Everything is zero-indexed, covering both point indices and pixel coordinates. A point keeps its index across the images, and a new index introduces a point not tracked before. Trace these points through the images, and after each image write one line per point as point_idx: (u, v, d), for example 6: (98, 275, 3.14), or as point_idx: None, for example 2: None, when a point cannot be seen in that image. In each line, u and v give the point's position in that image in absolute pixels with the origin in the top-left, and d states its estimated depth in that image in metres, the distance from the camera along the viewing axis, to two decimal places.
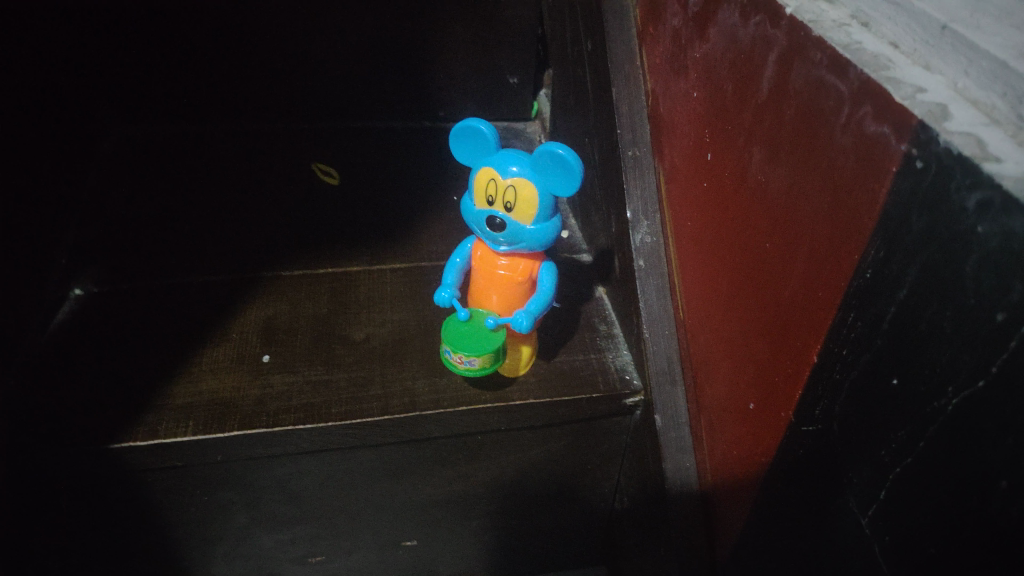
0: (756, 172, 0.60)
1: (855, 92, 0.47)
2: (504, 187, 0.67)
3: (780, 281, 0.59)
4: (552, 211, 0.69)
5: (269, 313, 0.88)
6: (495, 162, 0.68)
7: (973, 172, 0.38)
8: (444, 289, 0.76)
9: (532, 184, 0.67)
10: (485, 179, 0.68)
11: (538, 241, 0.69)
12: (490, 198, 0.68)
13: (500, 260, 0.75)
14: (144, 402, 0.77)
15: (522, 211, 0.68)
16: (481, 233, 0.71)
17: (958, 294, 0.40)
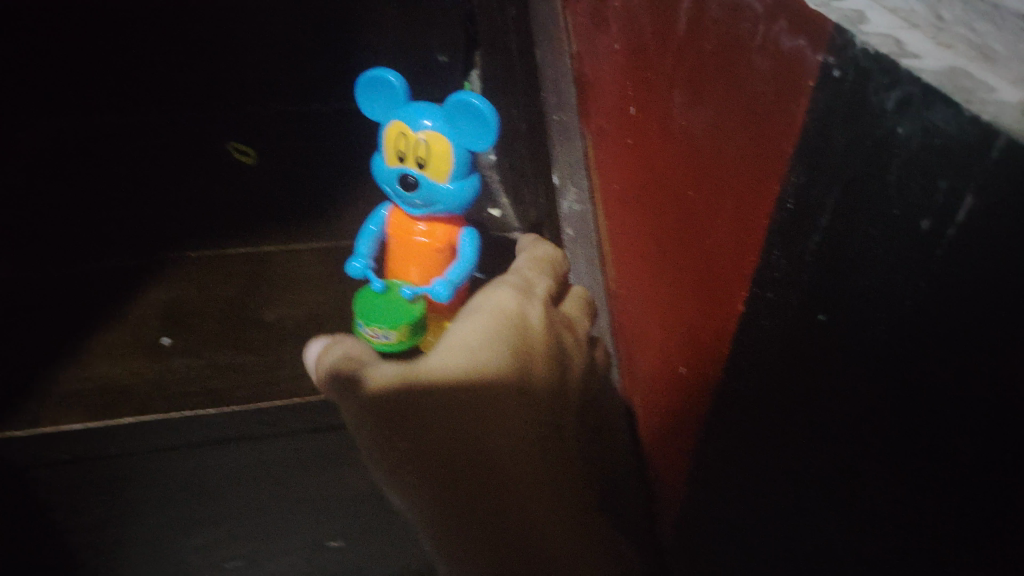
0: (678, 117, 0.57)
1: (771, 8, 0.44)
2: (416, 142, 0.63)
3: (704, 230, 0.56)
4: (468, 169, 0.65)
5: (174, 297, 0.82)
6: (406, 115, 0.64)
7: (892, 70, 0.35)
8: (356, 259, 0.72)
9: (445, 138, 0.63)
10: (396, 134, 0.64)
11: (454, 201, 0.65)
12: (401, 154, 0.64)
13: (417, 226, 0.71)
14: (27, 391, 0.69)
15: (435, 168, 0.64)
16: (395, 194, 0.67)
17: (884, 208, 0.37)
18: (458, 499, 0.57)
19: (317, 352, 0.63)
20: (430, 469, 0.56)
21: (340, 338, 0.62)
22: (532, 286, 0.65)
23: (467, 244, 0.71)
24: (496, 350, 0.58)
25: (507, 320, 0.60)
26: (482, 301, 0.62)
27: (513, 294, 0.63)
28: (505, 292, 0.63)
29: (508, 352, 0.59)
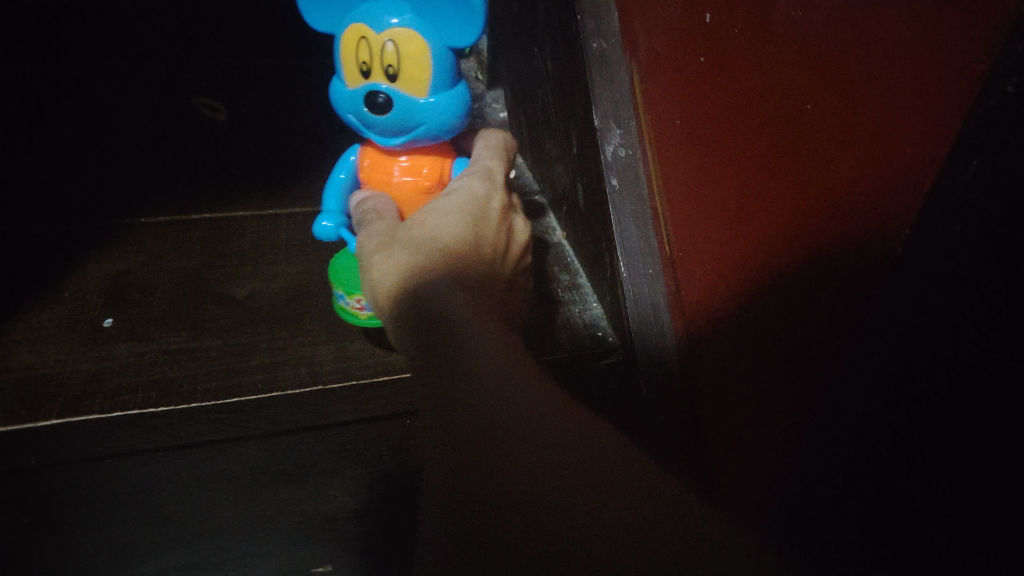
0: (790, 7, 0.42)
1: None
2: (382, 46, 0.54)
3: (831, 158, 0.41)
4: (450, 74, 0.56)
5: (119, 269, 0.66)
6: (363, 16, 0.54)
7: None
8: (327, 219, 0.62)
9: (419, 38, 0.54)
10: (354, 41, 0.55)
11: (437, 117, 0.57)
12: (364, 67, 0.55)
13: (398, 165, 0.62)
14: None
15: (411, 78, 0.55)
16: (363, 119, 0.57)
17: None
18: (444, 363, 0.45)
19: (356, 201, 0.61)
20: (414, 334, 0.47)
21: (369, 197, 0.60)
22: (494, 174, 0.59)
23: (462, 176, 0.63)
24: (454, 222, 0.52)
25: (466, 201, 0.55)
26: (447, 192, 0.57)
27: (474, 181, 0.57)
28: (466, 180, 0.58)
29: (470, 225, 0.53)
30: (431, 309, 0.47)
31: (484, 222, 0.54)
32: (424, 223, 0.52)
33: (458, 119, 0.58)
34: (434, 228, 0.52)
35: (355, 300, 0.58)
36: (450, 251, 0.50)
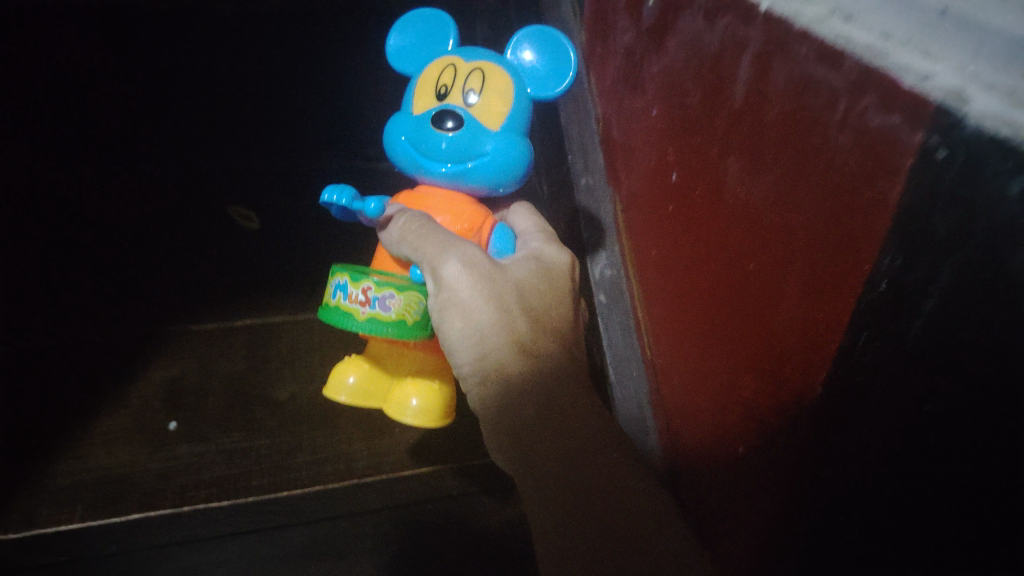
0: (734, 188, 0.55)
1: (854, 82, 0.43)
2: (473, 70, 0.63)
3: (769, 307, 0.52)
4: (521, 121, 0.63)
5: (175, 373, 0.76)
6: (456, 54, 0.65)
7: (1015, 154, 0.33)
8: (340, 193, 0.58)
9: (506, 72, 0.63)
10: (443, 68, 0.64)
11: (500, 151, 0.60)
12: (443, 94, 0.62)
13: (439, 202, 0.63)
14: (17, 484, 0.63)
15: (489, 104, 0.62)
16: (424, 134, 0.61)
17: (1001, 290, 0.34)
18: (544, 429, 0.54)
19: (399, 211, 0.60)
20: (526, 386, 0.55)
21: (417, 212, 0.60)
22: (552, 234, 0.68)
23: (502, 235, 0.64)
24: (557, 293, 0.61)
25: (550, 258, 0.63)
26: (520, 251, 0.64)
27: (545, 237, 0.65)
28: (536, 240, 0.64)
29: (564, 295, 0.62)
30: (543, 370, 0.56)
31: (564, 289, 0.63)
32: (530, 274, 0.59)
33: (519, 161, 0.61)
34: (538, 287, 0.60)
35: (363, 289, 0.58)
36: (551, 319, 0.60)
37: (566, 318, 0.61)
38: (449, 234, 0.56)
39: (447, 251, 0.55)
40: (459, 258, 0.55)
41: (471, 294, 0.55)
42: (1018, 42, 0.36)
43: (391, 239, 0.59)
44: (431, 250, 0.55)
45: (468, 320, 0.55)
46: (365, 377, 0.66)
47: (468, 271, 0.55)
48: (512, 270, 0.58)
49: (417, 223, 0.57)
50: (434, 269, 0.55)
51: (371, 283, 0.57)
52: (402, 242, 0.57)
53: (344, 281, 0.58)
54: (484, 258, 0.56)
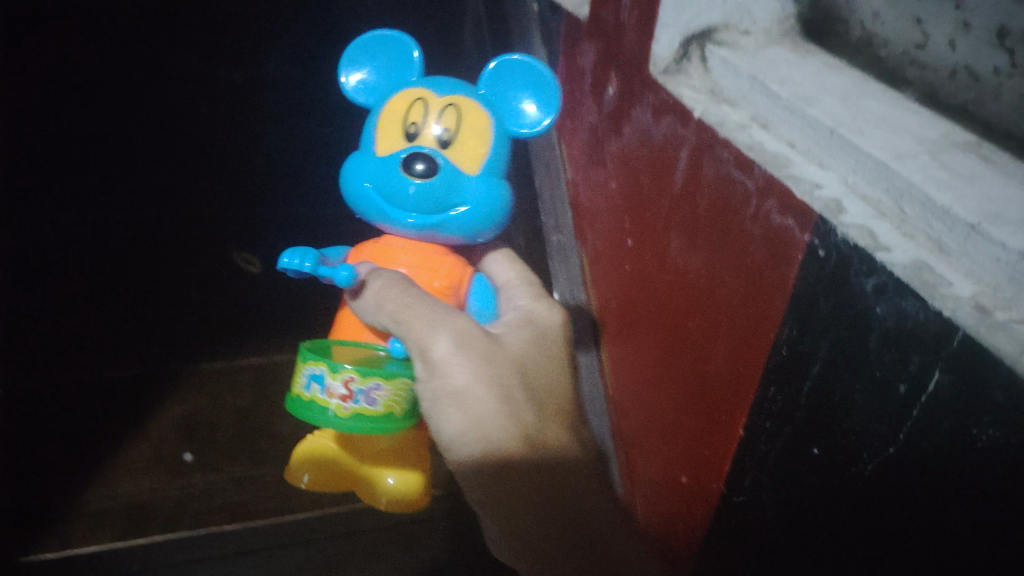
0: (675, 257, 0.65)
1: (762, 188, 0.53)
2: (446, 108, 0.62)
3: (703, 357, 0.63)
4: (496, 166, 0.64)
5: (188, 409, 0.83)
6: (423, 87, 0.64)
7: (870, 261, 0.44)
8: (307, 257, 0.59)
9: (483, 111, 0.64)
10: (412, 105, 0.62)
11: (476, 199, 0.61)
12: (413, 134, 0.61)
13: (407, 249, 0.65)
14: (54, 509, 0.72)
15: (466, 148, 0.62)
16: (391, 181, 0.60)
17: (862, 361, 0.45)
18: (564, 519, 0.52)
19: (378, 280, 0.58)
20: (530, 460, 0.52)
21: (398, 280, 0.58)
22: (540, 293, 0.65)
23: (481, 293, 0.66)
24: (548, 358, 0.59)
25: (540, 322, 0.61)
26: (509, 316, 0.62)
27: (532, 301, 0.63)
28: (525, 297, 0.64)
29: (556, 360, 0.60)
30: (544, 445, 0.53)
31: (555, 351, 0.60)
32: (524, 345, 0.58)
33: (495, 210, 0.62)
34: (530, 357, 0.57)
35: (345, 381, 0.57)
36: (543, 387, 0.57)
37: (560, 385, 0.59)
38: (443, 311, 0.54)
39: (443, 332, 0.53)
40: (455, 342, 0.53)
41: (467, 378, 0.52)
42: (877, 167, 0.47)
43: (368, 305, 0.58)
44: (423, 329, 0.53)
45: (461, 406, 0.52)
46: (334, 460, 0.69)
47: (465, 355, 0.53)
48: (506, 342, 0.57)
49: (404, 299, 0.55)
50: (425, 352, 0.53)
51: (354, 376, 0.57)
52: (386, 313, 0.56)
53: (324, 373, 0.58)
54: (481, 334, 0.55)
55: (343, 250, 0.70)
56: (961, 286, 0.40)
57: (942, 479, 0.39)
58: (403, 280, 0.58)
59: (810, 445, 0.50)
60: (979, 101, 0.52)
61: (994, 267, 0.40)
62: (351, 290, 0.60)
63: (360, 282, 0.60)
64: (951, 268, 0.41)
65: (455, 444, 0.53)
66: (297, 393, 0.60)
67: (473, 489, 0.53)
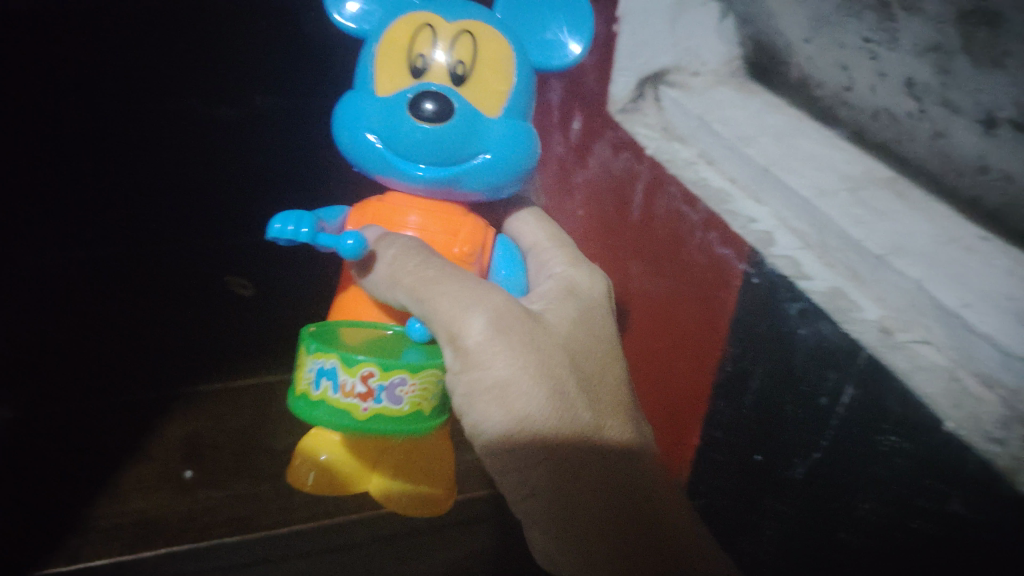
0: (638, 282, 0.72)
1: (705, 221, 0.60)
2: (458, 37, 0.58)
3: (664, 373, 0.69)
4: (521, 101, 0.61)
5: (190, 429, 0.81)
6: (430, 11, 0.59)
7: (792, 288, 0.50)
8: (304, 225, 0.59)
9: (499, 36, 0.60)
10: (416, 35, 0.58)
11: (500, 144, 0.57)
12: (420, 70, 0.57)
13: (415, 208, 0.62)
14: (65, 520, 0.71)
15: (483, 85, 0.58)
16: (400, 123, 0.55)
17: (790, 377, 0.51)
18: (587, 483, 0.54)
19: (391, 254, 0.56)
20: (569, 441, 0.53)
21: (412, 249, 0.56)
22: (581, 264, 0.68)
23: (506, 256, 0.68)
24: (591, 324, 0.61)
25: (578, 289, 0.64)
26: (538, 292, 0.63)
27: (571, 268, 0.66)
28: (558, 265, 0.67)
29: (597, 317, 0.63)
30: (579, 417, 0.54)
31: (600, 315, 0.63)
32: (562, 323, 0.58)
33: (522, 154, 0.58)
34: (569, 330, 0.58)
35: (363, 377, 0.55)
36: (587, 360, 0.58)
37: (606, 348, 0.61)
38: (475, 291, 0.53)
39: (475, 317, 0.51)
40: (487, 331, 0.51)
41: (502, 362, 0.51)
42: (799, 205, 0.53)
43: (382, 279, 0.56)
44: (454, 312, 0.52)
45: (499, 391, 0.51)
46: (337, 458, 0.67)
47: (497, 343, 0.51)
48: (544, 320, 0.57)
49: (428, 275, 0.53)
50: (457, 340, 0.51)
51: (374, 368, 0.55)
52: (403, 289, 0.54)
53: (337, 366, 0.55)
54: (513, 318, 0.53)
55: (341, 210, 0.68)
56: (869, 311, 0.46)
57: (857, 476, 0.45)
58: (418, 249, 0.56)
59: (751, 452, 0.56)
60: (904, 141, 0.57)
61: (901, 295, 0.45)
62: (360, 266, 0.59)
63: (369, 253, 0.58)
64: (863, 295, 0.47)
65: (491, 428, 0.52)
66: (308, 391, 0.57)
67: (515, 478, 0.54)
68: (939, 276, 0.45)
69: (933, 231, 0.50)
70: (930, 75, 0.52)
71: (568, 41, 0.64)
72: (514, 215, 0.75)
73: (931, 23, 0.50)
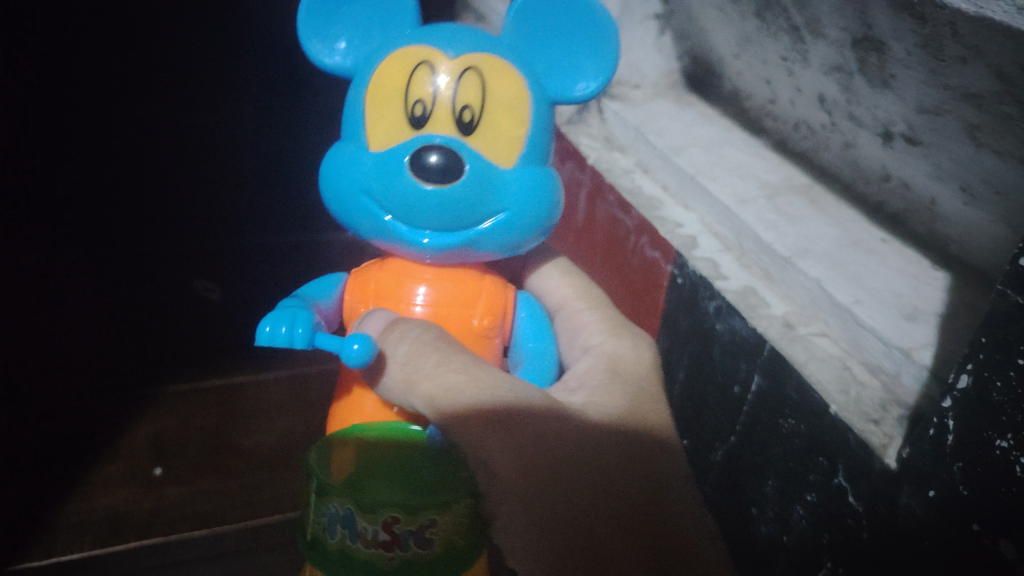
0: None
1: (636, 225, 0.64)
2: (464, 77, 0.51)
3: None
4: (538, 144, 0.54)
5: (158, 428, 0.80)
6: (429, 44, 0.52)
7: (710, 287, 0.55)
8: (298, 323, 0.51)
9: (510, 70, 0.53)
10: (413, 75, 0.51)
11: (518, 197, 0.52)
12: (425, 114, 0.51)
13: (417, 279, 0.56)
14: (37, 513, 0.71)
15: (494, 132, 0.51)
16: (402, 184, 0.50)
17: (710, 369, 0.55)
18: None
19: (400, 353, 0.47)
20: (637, 557, 0.38)
21: (427, 347, 0.46)
22: (620, 326, 0.56)
23: (528, 327, 0.60)
24: (644, 403, 0.47)
25: (623, 368, 0.50)
26: (576, 378, 0.49)
27: (614, 338, 0.54)
28: (597, 335, 0.55)
29: (654, 387, 0.50)
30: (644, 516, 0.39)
31: (653, 393, 0.49)
32: (612, 416, 0.44)
33: (541, 206, 0.53)
34: (627, 429, 0.44)
35: (384, 525, 0.49)
36: (657, 458, 0.42)
37: (662, 421, 0.46)
38: (503, 397, 0.42)
39: (501, 428, 0.40)
40: (516, 450, 0.39)
41: (545, 482, 0.38)
42: (721, 212, 0.59)
43: (396, 382, 0.47)
44: (476, 423, 0.40)
45: (538, 510, 0.38)
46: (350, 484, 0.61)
47: (529, 460, 0.39)
48: (588, 420, 0.43)
49: (445, 383, 0.43)
50: (485, 463, 0.39)
51: (396, 516, 0.49)
52: (419, 396, 0.44)
53: (353, 514, 0.49)
54: (552, 425, 0.41)
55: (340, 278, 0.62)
56: (777, 307, 0.52)
57: (768, 458, 0.50)
58: (435, 346, 0.47)
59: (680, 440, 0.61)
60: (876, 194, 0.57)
61: (805, 293, 0.51)
62: (368, 367, 0.49)
63: (381, 354, 0.48)
64: (774, 294, 0.53)
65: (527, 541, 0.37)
66: (320, 535, 0.52)
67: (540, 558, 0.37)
68: (841, 278, 0.50)
69: (840, 235, 0.55)
70: (837, 91, 0.57)
71: (586, 71, 0.55)
72: (539, 270, 0.63)
73: (831, 47, 0.54)
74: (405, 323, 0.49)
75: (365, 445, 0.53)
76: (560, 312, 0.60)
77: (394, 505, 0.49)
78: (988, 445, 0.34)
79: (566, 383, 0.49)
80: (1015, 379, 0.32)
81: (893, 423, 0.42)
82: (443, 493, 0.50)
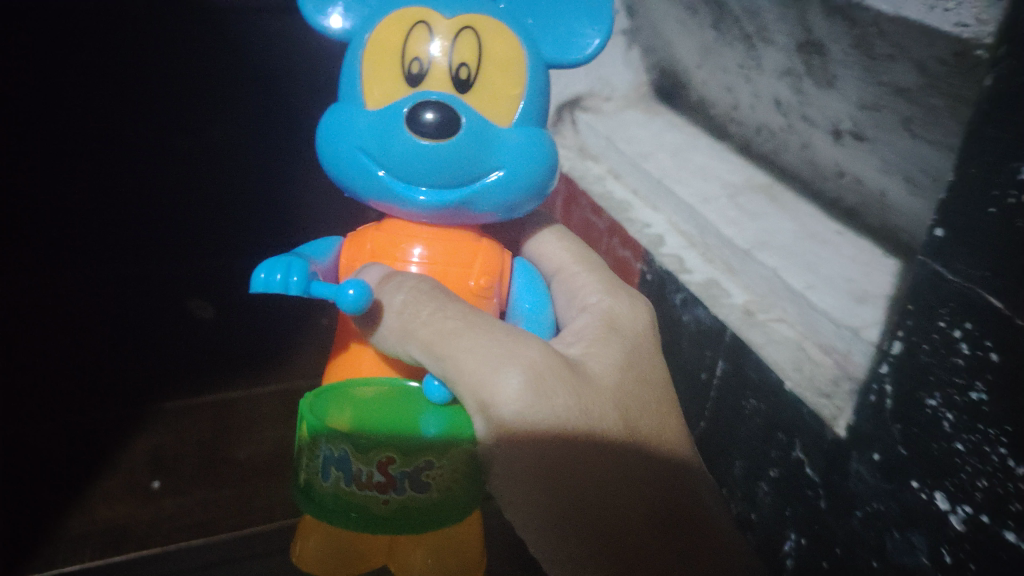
0: None
1: (608, 228, 0.67)
2: (459, 34, 0.46)
3: None
4: (538, 104, 0.49)
5: (157, 440, 0.72)
6: (422, 5, 0.48)
7: (676, 281, 0.58)
8: (293, 271, 0.44)
9: (506, 29, 0.48)
10: (409, 32, 0.47)
11: (518, 159, 0.47)
12: (419, 73, 0.46)
13: (407, 236, 0.50)
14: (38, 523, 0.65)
15: (492, 90, 0.47)
16: (399, 142, 0.45)
17: (679, 360, 0.58)
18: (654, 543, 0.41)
19: (395, 301, 0.44)
20: (629, 505, 0.40)
21: (424, 294, 0.43)
22: (620, 286, 0.53)
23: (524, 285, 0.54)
24: (644, 368, 0.46)
25: (621, 325, 0.49)
26: (573, 331, 0.48)
27: (613, 297, 0.51)
28: (596, 293, 0.52)
29: (652, 346, 0.49)
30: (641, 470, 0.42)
31: (650, 350, 0.48)
32: (610, 369, 0.44)
33: (540, 170, 0.48)
34: (621, 382, 0.44)
35: (379, 465, 0.43)
36: (644, 415, 0.44)
37: (663, 382, 0.47)
38: (505, 345, 0.40)
39: (504, 375, 0.39)
40: (531, 408, 0.38)
41: (545, 430, 0.38)
42: (687, 210, 0.62)
43: (392, 332, 0.44)
44: (479, 370, 0.39)
45: (538, 457, 0.38)
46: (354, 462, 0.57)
47: (542, 418, 0.38)
48: (587, 373, 0.43)
49: (443, 327, 0.41)
50: (488, 408, 0.39)
51: (392, 457, 0.43)
52: (418, 343, 0.42)
53: (347, 455, 0.43)
54: (554, 373, 0.40)
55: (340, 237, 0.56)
56: (737, 296, 0.55)
57: (734, 440, 0.52)
58: (433, 293, 0.43)
59: None
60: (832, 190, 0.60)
61: (762, 283, 0.55)
62: (363, 319, 0.46)
63: (374, 304, 0.44)
64: (735, 285, 0.56)
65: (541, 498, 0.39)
66: (314, 481, 0.45)
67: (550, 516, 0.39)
68: (797, 266, 0.54)
69: (797, 228, 0.58)
70: (790, 94, 0.60)
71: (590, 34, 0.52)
72: (535, 237, 0.60)
73: (780, 53, 0.58)
74: (398, 274, 0.46)
75: (360, 396, 0.46)
76: (556, 277, 0.56)
77: (393, 445, 0.43)
78: (919, 405, 0.36)
79: (562, 337, 0.48)
80: (940, 342, 0.35)
81: (844, 397, 0.44)
82: (447, 436, 0.44)
